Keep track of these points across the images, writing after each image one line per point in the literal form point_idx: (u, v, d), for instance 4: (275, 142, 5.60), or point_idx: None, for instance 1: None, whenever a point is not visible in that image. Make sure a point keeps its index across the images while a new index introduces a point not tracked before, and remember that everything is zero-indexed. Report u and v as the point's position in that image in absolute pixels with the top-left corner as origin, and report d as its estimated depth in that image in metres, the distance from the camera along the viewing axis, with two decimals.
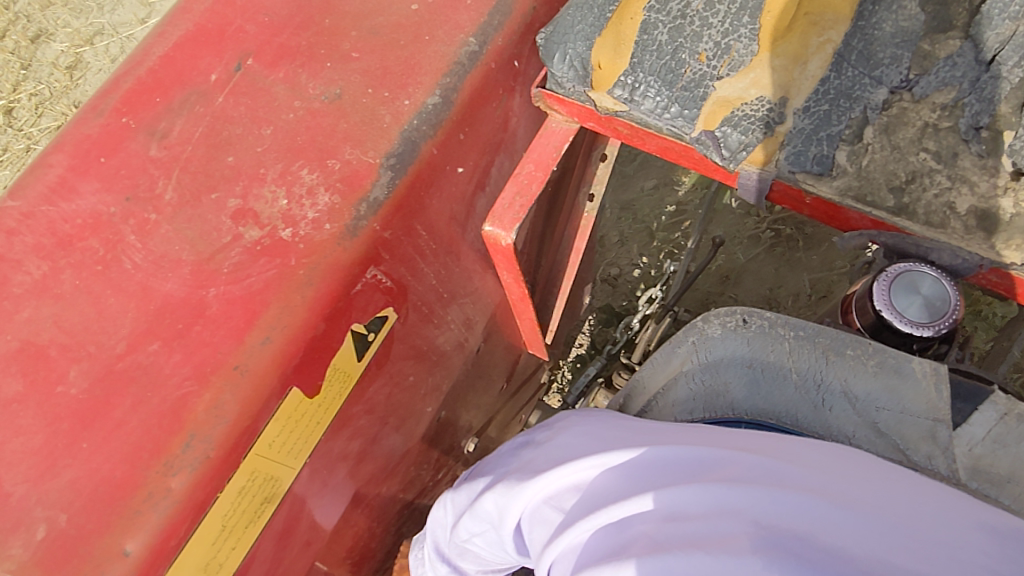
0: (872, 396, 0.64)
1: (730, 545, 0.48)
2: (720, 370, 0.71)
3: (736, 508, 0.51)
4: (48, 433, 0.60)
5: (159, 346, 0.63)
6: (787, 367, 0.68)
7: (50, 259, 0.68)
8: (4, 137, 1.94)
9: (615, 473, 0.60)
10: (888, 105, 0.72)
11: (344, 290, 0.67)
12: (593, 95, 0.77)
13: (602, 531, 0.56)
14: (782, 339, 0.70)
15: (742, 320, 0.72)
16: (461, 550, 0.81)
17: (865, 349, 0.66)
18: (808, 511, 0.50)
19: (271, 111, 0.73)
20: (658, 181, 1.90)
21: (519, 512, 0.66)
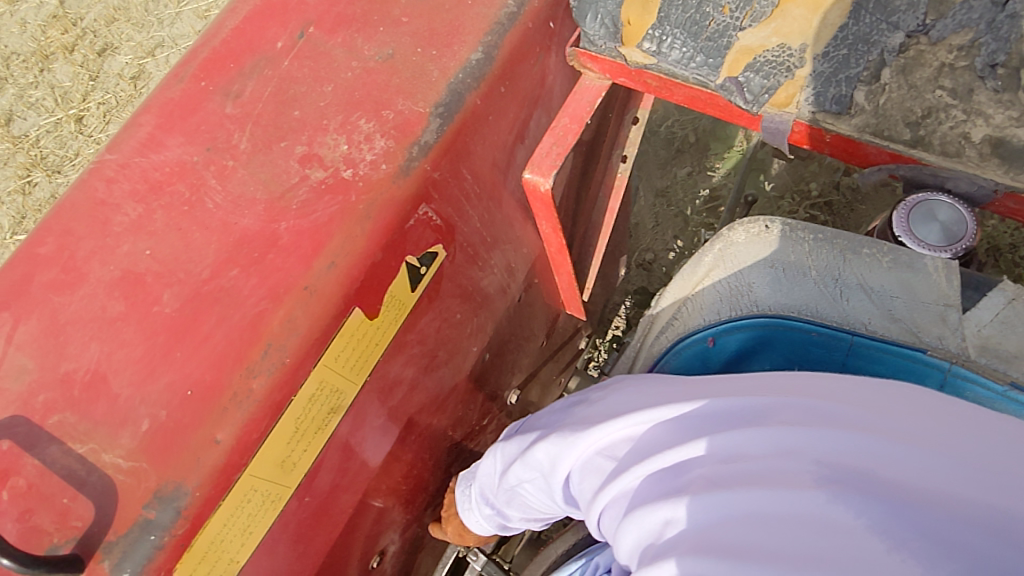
0: (885, 287, 0.76)
1: (792, 483, 0.49)
2: (744, 273, 0.82)
3: (797, 448, 0.52)
4: (147, 345, 0.70)
5: (239, 272, 0.72)
6: (806, 266, 0.79)
7: (144, 203, 0.76)
8: (75, 143, 2.05)
9: (671, 423, 0.61)
10: (905, 48, 0.75)
11: (398, 223, 0.75)
12: (624, 50, 0.83)
13: (657, 474, 0.58)
14: (802, 242, 0.80)
15: (765, 226, 0.82)
16: (508, 496, 0.82)
17: (881, 248, 0.77)
18: (870, 450, 0.50)
19: (331, 71, 0.81)
20: (692, 168, 1.93)
21: (574, 462, 0.68)
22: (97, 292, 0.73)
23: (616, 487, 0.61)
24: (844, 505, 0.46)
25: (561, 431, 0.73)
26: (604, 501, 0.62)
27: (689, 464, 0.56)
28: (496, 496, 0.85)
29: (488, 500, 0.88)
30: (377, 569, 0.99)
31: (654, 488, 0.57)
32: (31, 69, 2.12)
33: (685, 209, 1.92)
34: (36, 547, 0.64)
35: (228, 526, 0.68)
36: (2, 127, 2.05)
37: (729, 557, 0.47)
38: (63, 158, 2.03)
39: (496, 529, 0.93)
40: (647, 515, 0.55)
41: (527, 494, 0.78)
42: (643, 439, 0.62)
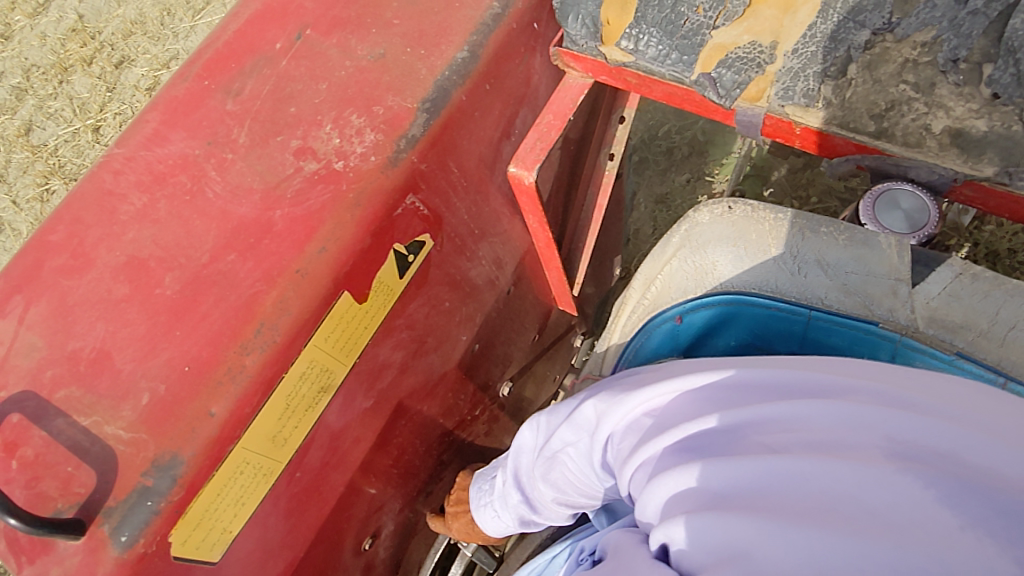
0: (841, 263, 0.79)
1: (865, 457, 0.52)
2: (708, 251, 0.84)
3: (868, 423, 0.54)
4: (149, 324, 0.74)
5: (235, 256, 0.76)
6: (767, 244, 0.81)
7: (149, 193, 0.81)
8: (91, 151, 2.11)
9: (732, 391, 0.64)
10: (870, 45, 0.78)
11: (386, 211, 0.79)
12: (604, 48, 0.87)
13: (713, 433, 0.61)
14: (763, 221, 0.82)
15: (728, 206, 0.85)
16: (536, 479, 0.84)
17: (837, 226, 0.80)
18: (942, 429, 0.52)
19: (326, 70, 0.86)
20: (691, 175, 1.93)
21: (622, 424, 0.71)
22: (104, 276, 0.78)
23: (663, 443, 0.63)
24: (917, 478, 0.49)
25: (610, 393, 0.74)
26: (651, 460, 0.65)
27: (751, 429, 0.59)
28: (524, 474, 0.87)
29: (510, 483, 0.89)
30: (369, 552, 1.02)
31: (711, 450, 0.60)
32: (50, 81, 2.19)
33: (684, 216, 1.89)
34: (41, 511, 0.68)
35: (221, 496, 0.72)
36: (23, 136, 2.13)
37: (792, 518, 0.50)
38: (79, 167, 2.10)
39: (513, 526, 0.93)
40: (699, 474, 0.58)
41: (554, 468, 0.80)
42: (702, 403, 0.65)
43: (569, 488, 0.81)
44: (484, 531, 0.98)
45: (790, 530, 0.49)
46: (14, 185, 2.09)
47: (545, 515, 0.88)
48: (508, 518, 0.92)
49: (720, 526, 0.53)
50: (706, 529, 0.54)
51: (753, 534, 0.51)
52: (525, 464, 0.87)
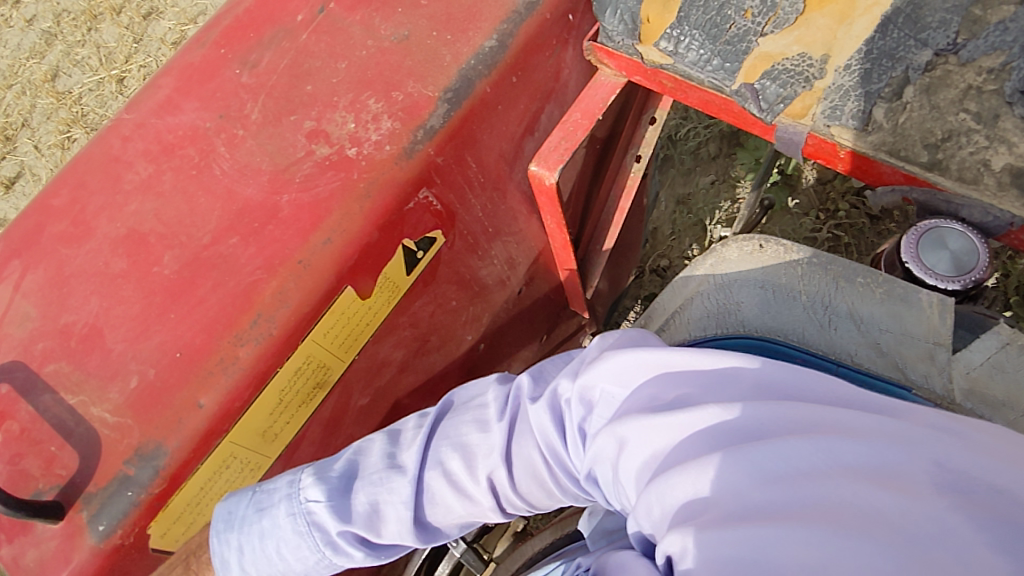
0: (875, 320, 0.69)
1: (910, 483, 0.44)
2: (734, 290, 0.75)
3: (913, 444, 0.46)
4: (144, 303, 0.71)
5: (238, 240, 0.73)
6: (797, 289, 0.72)
7: (155, 163, 0.78)
8: (115, 103, 2.07)
9: (759, 383, 0.55)
10: (931, 66, 0.72)
11: (398, 205, 0.76)
12: (642, 47, 0.82)
13: (733, 423, 0.51)
14: (795, 264, 0.73)
15: (760, 244, 0.76)
16: (472, 449, 0.66)
17: (876, 278, 0.71)
18: (996, 461, 0.45)
19: (347, 48, 0.81)
20: (716, 176, 1.86)
21: (620, 391, 0.59)
22: (102, 248, 0.75)
23: (665, 420, 0.53)
24: (965, 515, 0.41)
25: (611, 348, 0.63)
26: (648, 443, 0.54)
27: (773, 423, 0.50)
28: (437, 439, 0.68)
29: (392, 455, 0.69)
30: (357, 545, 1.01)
31: (723, 438, 0.50)
32: (79, 28, 2.15)
33: (705, 219, 1.83)
34: (21, 488, 0.66)
35: (206, 490, 0.70)
36: (48, 82, 2.09)
37: (820, 539, 0.41)
38: (102, 118, 2.05)
39: (330, 532, 0.67)
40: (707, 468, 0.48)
41: (523, 421, 0.66)
42: (722, 387, 0.55)
43: (519, 468, 0.64)
44: (221, 569, 0.69)
45: (822, 556, 0.41)
46: (37, 130, 2.06)
47: (431, 515, 0.68)
48: (347, 513, 0.67)
49: (731, 540, 0.44)
50: (711, 539, 0.45)
51: (773, 549, 0.42)
52: (464, 409, 0.69)
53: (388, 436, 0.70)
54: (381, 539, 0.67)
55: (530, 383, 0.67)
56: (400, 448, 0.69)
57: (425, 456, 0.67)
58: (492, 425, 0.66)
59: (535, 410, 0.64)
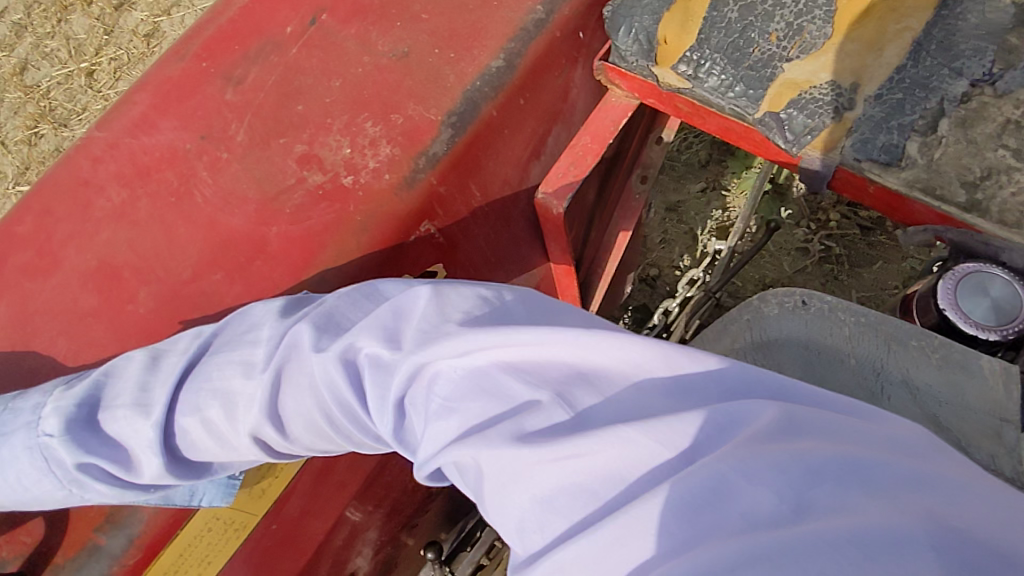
0: (932, 391, 0.56)
1: (892, 538, 0.35)
2: (774, 351, 0.63)
3: (893, 494, 0.38)
4: (117, 346, 0.66)
5: (222, 276, 0.67)
6: (844, 352, 0.59)
7: (130, 188, 0.71)
8: (84, 98, 1.77)
9: (646, 385, 0.46)
10: (967, 97, 0.69)
11: (397, 237, 0.70)
12: (658, 70, 0.76)
13: (661, 469, 0.41)
14: (842, 324, 0.61)
15: (802, 301, 0.64)
16: (235, 397, 0.55)
17: (931, 341, 0.58)
18: (969, 503, 0.37)
19: (341, 64, 0.75)
20: (708, 183, 1.69)
21: (459, 371, 0.48)
22: (70, 282, 0.68)
23: (550, 452, 0.43)
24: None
25: (456, 325, 0.50)
26: (526, 470, 0.43)
27: (698, 449, 0.42)
28: (189, 383, 0.57)
29: (143, 387, 0.58)
30: None
31: (645, 482, 0.41)
32: (49, 18, 1.80)
33: (697, 228, 1.67)
34: None
35: (185, 557, 0.66)
36: (18, 75, 1.77)
37: None
38: (73, 112, 1.75)
39: (67, 467, 0.57)
40: (635, 515, 0.39)
41: (291, 372, 0.53)
42: (597, 388, 0.47)
43: (293, 422, 0.54)
44: None
45: None
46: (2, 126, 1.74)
47: (192, 451, 0.58)
48: (109, 451, 0.58)
49: None
50: None
51: None
52: (205, 354, 0.58)
53: (147, 358, 0.60)
54: (140, 480, 0.58)
55: (312, 331, 0.53)
56: (155, 379, 0.58)
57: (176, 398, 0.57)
58: (258, 372, 0.55)
59: (319, 360, 0.51)
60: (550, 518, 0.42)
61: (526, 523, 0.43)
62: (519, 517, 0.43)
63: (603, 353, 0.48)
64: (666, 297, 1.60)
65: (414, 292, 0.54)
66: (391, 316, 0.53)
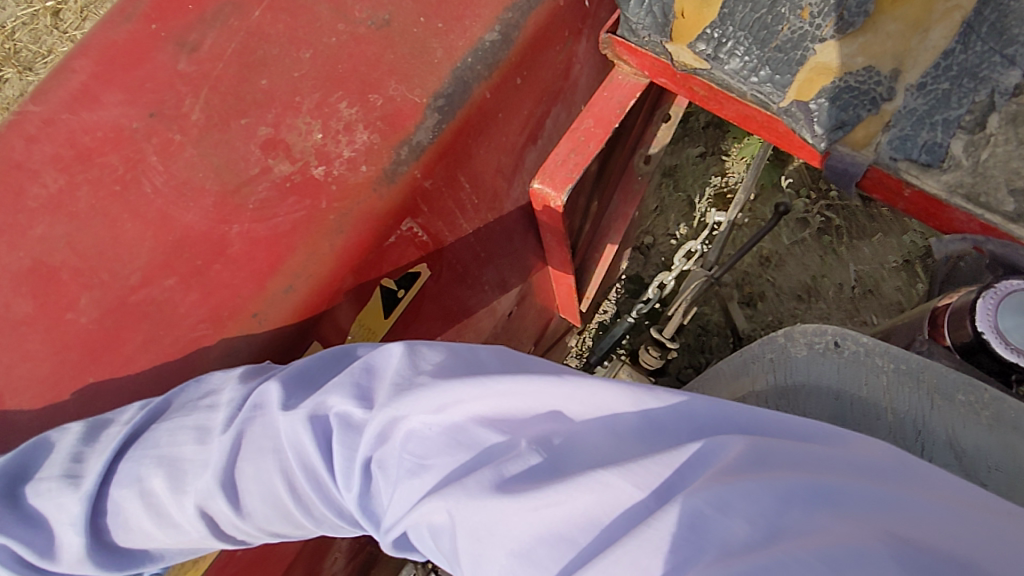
0: (983, 455, 0.50)
1: (862, 550, 0.33)
2: (797, 399, 0.58)
3: (859, 515, 0.37)
4: (55, 362, 0.57)
5: (176, 282, 0.59)
6: (882, 406, 0.54)
7: (67, 173, 0.61)
8: (50, 40, 1.42)
9: (620, 426, 0.45)
10: (1020, 90, 0.61)
11: (376, 241, 0.62)
12: (672, 47, 0.69)
13: (637, 511, 0.38)
14: (879, 371, 0.55)
15: (834, 342, 0.58)
16: (183, 464, 0.50)
17: (981, 396, 0.52)
18: (931, 518, 0.37)
19: (312, 33, 0.65)
20: (707, 147, 1.58)
21: (434, 424, 0.45)
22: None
23: (528, 500, 0.39)
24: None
25: (428, 377, 0.48)
26: (502, 522, 0.39)
27: (669, 486, 0.39)
28: (131, 453, 0.51)
29: (78, 457, 0.52)
30: None
31: (620, 526, 0.38)
32: None
33: (695, 197, 1.56)
34: None
35: None
36: None
37: None
38: (39, 56, 1.40)
39: None
40: (615, 559, 0.36)
41: (253, 438, 0.50)
42: (567, 432, 0.44)
43: (250, 494, 0.49)
44: None
45: None
46: None
47: (126, 535, 0.52)
48: (28, 533, 0.51)
49: None
50: None
51: None
52: (155, 424, 0.52)
53: (86, 428, 0.53)
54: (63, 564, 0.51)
55: (280, 389, 0.50)
56: (92, 449, 0.52)
57: (117, 470, 0.51)
58: (215, 437, 0.50)
59: (287, 421, 0.48)
60: (525, 571, 0.38)
61: None
62: None
63: (579, 400, 0.46)
64: (659, 268, 1.52)
65: (388, 349, 0.51)
66: (361, 373, 0.51)
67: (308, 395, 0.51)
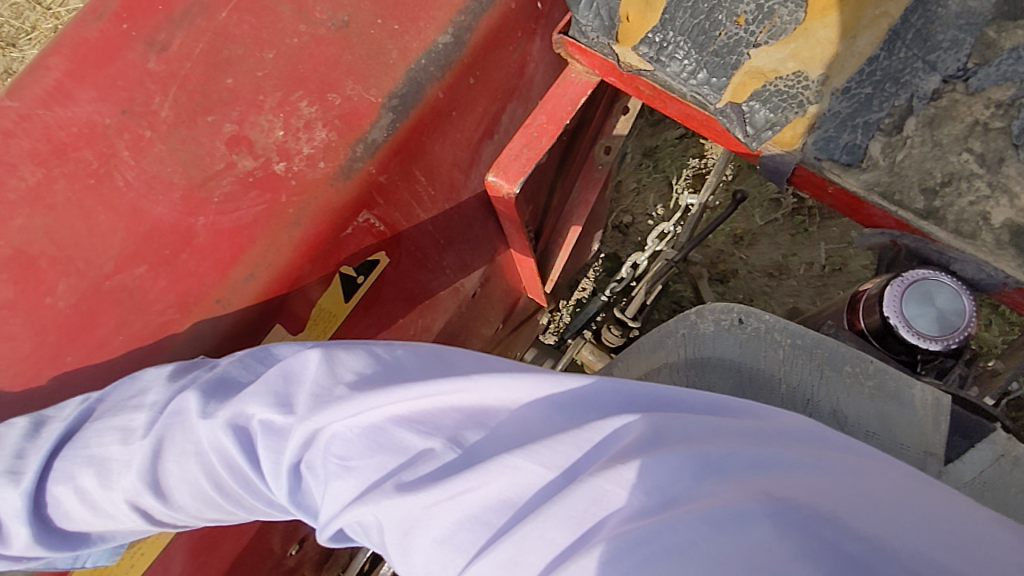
0: (863, 420, 0.58)
1: (734, 508, 0.41)
2: (705, 370, 0.67)
3: (740, 480, 0.44)
4: (34, 342, 0.61)
5: (145, 270, 0.63)
6: (777, 377, 0.62)
7: (45, 167, 0.63)
8: (32, 16, 1.52)
9: (530, 416, 0.52)
10: (938, 95, 0.65)
11: (332, 232, 0.68)
12: (619, 49, 0.72)
13: (547, 489, 0.46)
14: (777, 346, 0.63)
15: (738, 319, 0.66)
16: (111, 463, 0.57)
17: (865, 368, 0.59)
18: (803, 476, 0.45)
19: (275, 33, 0.68)
20: (687, 130, 1.60)
21: (355, 428, 0.51)
22: None
23: (442, 493, 0.46)
24: (774, 526, 0.40)
25: (346, 387, 0.54)
26: (424, 515, 0.46)
27: (575, 466, 0.47)
28: (65, 452, 0.58)
29: (21, 454, 0.58)
30: (295, 558, 0.91)
31: (535, 501, 0.45)
32: None
33: (673, 179, 1.60)
34: None
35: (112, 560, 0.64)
36: None
37: None
38: (19, 31, 1.51)
39: None
40: (525, 533, 0.43)
41: (174, 440, 0.56)
42: (484, 425, 0.52)
43: (177, 490, 0.56)
44: None
45: None
46: None
47: (65, 521, 0.58)
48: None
49: None
50: None
51: None
52: (86, 425, 0.58)
53: (28, 424, 0.59)
54: (11, 549, 0.57)
55: (198, 398, 0.55)
56: (34, 445, 0.58)
57: (53, 466, 0.58)
58: (138, 438, 0.57)
59: (207, 427, 0.54)
60: (449, 555, 0.45)
61: (431, 566, 0.45)
62: (424, 562, 0.45)
63: (492, 396, 0.53)
64: (636, 247, 1.57)
65: (304, 355, 0.57)
66: (281, 380, 0.56)
67: (226, 399, 0.56)
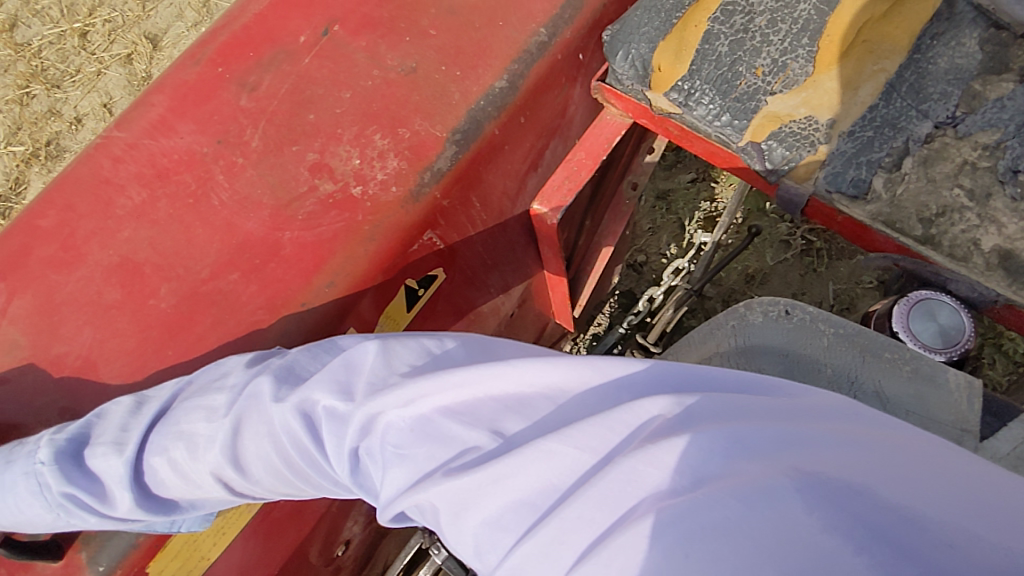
0: (903, 399, 0.66)
1: (767, 488, 0.43)
2: (754, 357, 0.71)
3: (772, 455, 0.45)
4: (139, 338, 0.71)
5: (238, 277, 0.72)
6: (822, 361, 0.69)
7: (149, 188, 0.75)
8: (78, 59, 1.66)
9: (564, 402, 0.54)
10: (930, 139, 0.75)
11: (401, 248, 0.76)
12: (651, 95, 0.81)
13: (585, 472, 0.48)
14: (820, 334, 0.71)
15: (785, 311, 0.73)
16: (198, 438, 0.61)
17: (903, 354, 0.68)
18: (832, 451, 0.45)
19: (351, 76, 0.79)
20: (699, 174, 1.71)
21: (406, 416, 0.54)
22: (94, 275, 0.72)
23: (486, 477, 0.49)
24: (804, 503, 0.42)
25: (400, 376, 0.58)
26: (473, 497, 0.49)
27: (612, 449, 0.49)
28: (160, 427, 0.63)
29: (124, 428, 0.64)
30: (339, 559, 0.96)
31: (575, 484, 0.47)
32: None
33: (685, 220, 1.69)
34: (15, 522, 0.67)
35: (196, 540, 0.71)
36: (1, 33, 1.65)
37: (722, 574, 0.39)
38: (66, 74, 1.65)
39: (56, 496, 0.61)
40: (563, 517, 0.45)
41: (251, 420, 0.59)
42: (523, 413, 0.54)
43: (252, 464, 0.60)
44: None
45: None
46: None
47: (159, 490, 0.63)
48: (89, 484, 0.62)
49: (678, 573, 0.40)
50: None
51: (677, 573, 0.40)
52: (178, 402, 0.64)
53: (133, 402, 0.65)
54: (114, 512, 0.63)
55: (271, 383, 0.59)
56: (136, 419, 0.64)
57: (149, 441, 0.63)
58: (220, 416, 0.61)
59: (277, 409, 0.57)
60: (499, 535, 0.48)
61: (481, 544, 0.48)
62: (474, 540, 0.49)
63: (530, 381, 0.55)
64: (651, 284, 1.65)
65: (363, 348, 0.61)
66: (341, 370, 0.60)
67: (294, 386, 0.60)
